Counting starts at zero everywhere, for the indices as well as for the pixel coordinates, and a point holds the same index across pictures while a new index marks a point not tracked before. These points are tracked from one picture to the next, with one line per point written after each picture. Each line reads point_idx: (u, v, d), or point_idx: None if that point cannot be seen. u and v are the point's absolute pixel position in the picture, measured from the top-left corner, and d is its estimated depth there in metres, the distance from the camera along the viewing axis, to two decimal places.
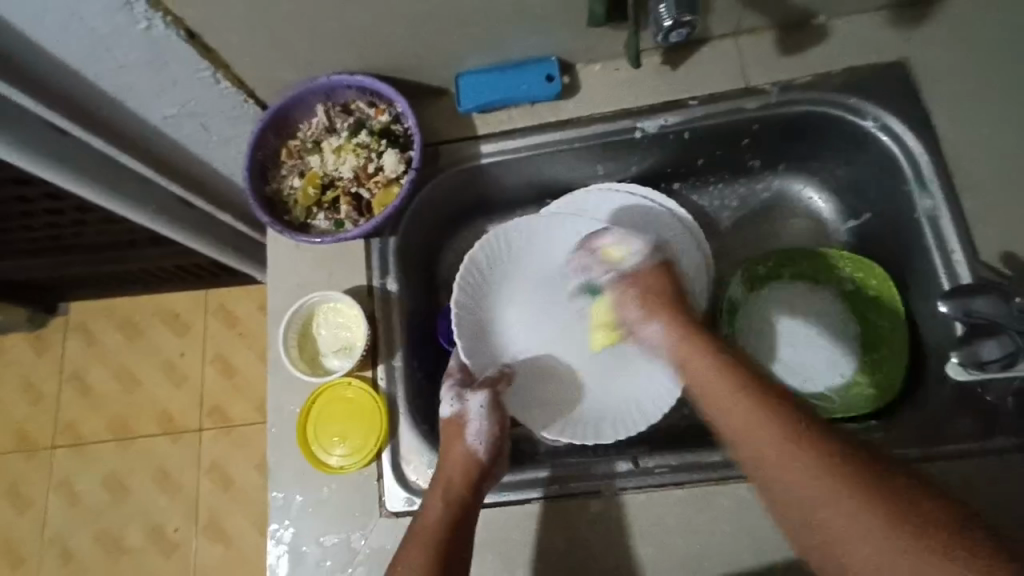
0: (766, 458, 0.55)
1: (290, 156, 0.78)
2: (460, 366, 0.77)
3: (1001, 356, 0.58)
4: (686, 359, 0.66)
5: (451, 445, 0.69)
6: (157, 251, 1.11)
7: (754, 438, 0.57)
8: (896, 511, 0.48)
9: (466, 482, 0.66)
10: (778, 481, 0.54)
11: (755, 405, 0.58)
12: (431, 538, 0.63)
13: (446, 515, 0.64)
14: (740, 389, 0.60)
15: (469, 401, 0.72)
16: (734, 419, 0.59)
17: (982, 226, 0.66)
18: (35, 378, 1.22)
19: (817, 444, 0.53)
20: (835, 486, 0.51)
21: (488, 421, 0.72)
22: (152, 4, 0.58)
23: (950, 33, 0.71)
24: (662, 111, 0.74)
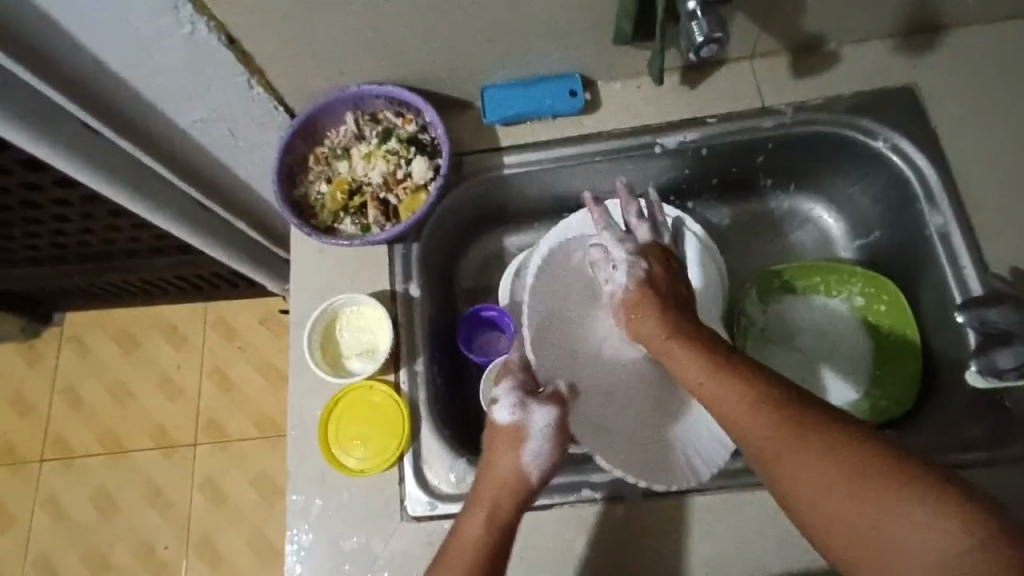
0: (775, 455, 0.52)
1: (318, 162, 0.81)
2: (523, 366, 0.74)
3: (1017, 366, 0.59)
4: (664, 355, 0.63)
5: (500, 458, 0.65)
6: (162, 261, 1.30)
7: (756, 434, 0.53)
8: (895, 487, 0.46)
9: (511, 500, 0.62)
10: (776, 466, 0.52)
11: (756, 399, 0.54)
12: (472, 557, 0.59)
13: (487, 536, 0.60)
14: (735, 381, 0.56)
15: (533, 414, 0.68)
16: (723, 403, 0.56)
17: (988, 241, 0.70)
18: (75, 383, 1.41)
19: (810, 426, 0.51)
20: (834, 459, 0.49)
21: (548, 442, 0.66)
22: (197, 9, 0.64)
23: (955, 60, 0.77)
24: (681, 128, 0.78)
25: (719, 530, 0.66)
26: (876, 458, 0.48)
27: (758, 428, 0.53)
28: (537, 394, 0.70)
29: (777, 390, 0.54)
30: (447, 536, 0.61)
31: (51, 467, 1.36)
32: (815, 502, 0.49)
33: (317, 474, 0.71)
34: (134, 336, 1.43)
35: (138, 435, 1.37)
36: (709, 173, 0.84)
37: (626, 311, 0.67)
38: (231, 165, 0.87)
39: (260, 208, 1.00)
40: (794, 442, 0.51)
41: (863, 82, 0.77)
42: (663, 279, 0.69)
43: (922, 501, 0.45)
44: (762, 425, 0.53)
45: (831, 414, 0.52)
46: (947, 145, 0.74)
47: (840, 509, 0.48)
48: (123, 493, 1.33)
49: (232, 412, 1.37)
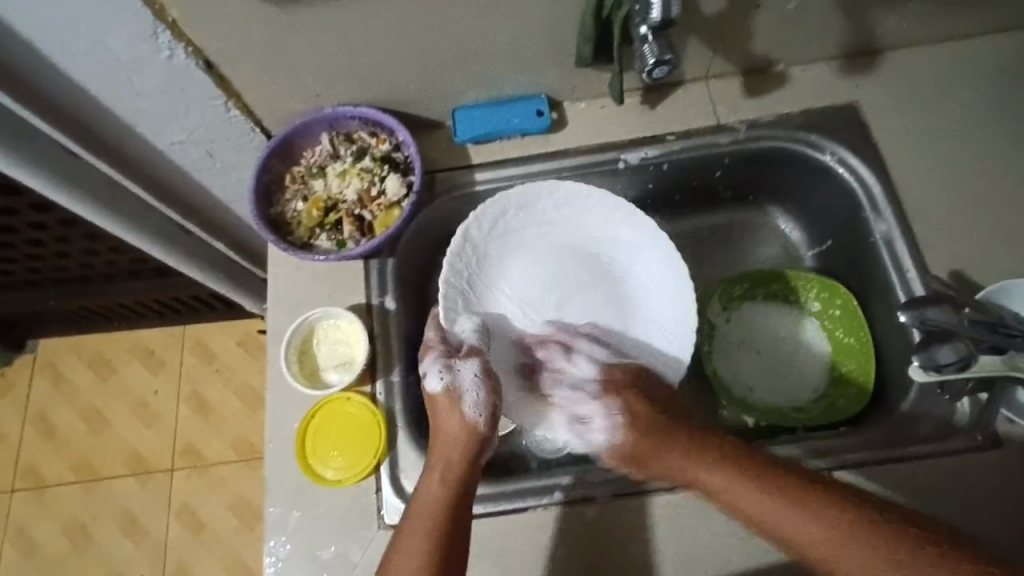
0: (815, 549, 0.58)
1: (294, 181, 0.84)
2: (440, 338, 0.74)
3: (956, 360, 0.62)
4: (675, 469, 0.67)
5: (445, 421, 0.70)
6: (138, 284, 1.30)
7: (793, 532, 0.59)
8: (924, 558, 0.54)
9: (462, 455, 0.68)
10: (828, 559, 0.58)
11: (779, 496, 0.60)
12: (433, 518, 0.63)
13: (445, 494, 0.65)
14: (753, 481, 0.62)
15: (460, 372, 0.71)
16: (762, 513, 0.61)
17: (927, 246, 0.75)
18: (47, 410, 1.39)
19: (836, 513, 0.58)
20: (868, 546, 0.56)
21: (482, 390, 0.71)
22: (176, 35, 0.66)
23: (892, 79, 0.83)
24: (643, 144, 0.82)
25: (686, 529, 0.69)
26: (898, 533, 0.56)
27: (802, 531, 0.59)
28: (459, 354, 0.73)
29: (790, 482, 0.61)
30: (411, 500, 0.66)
31: (22, 498, 1.34)
32: None
33: (295, 486, 0.72)
34: (109, 361, 1.42)
35: (112, 462, 1.35)
36: (671, 188, 0.88)
37: (629, 458, 0.69)
38: (209, 185, 0.89)
39: (238, 228, 1.02)
40: (841, 532, 0.57)
41: (810, 100, 0.83)
42: (641, 407, 0.70)
43: (939, 566, 0.54)
44: (802, 523, 0.59)
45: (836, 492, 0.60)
46: (889, 158, 0.79)
47: None
48: (96, 522, 1.31)
49: (209, 436, 1.36)
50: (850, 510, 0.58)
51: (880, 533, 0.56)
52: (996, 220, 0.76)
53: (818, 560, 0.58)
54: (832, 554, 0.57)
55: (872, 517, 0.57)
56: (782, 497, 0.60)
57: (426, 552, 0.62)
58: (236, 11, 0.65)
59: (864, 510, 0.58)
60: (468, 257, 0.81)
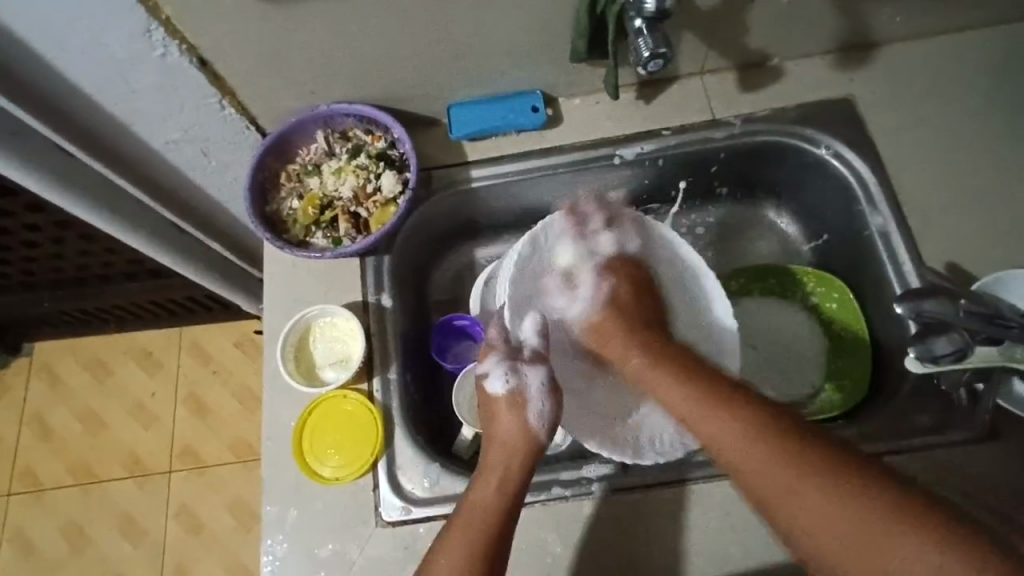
0: (751, 470, 0.57)
1: (290, 179, 0.84)
2: (504, 338, 0.75)
3: (952, 351, 0.62)
4: (653, 384, 0.69)
5: (505, 423, 0.71)
6: (134, 286, 1.29)
7: (738, 454, 0.59)
8: (848, 488, 0.52)
9: (520, 463, 0.68)
10: (743, 471, 0.58)
11: (731, 416, 0.61)
12: (488, 523, 0.63)
13: (501, 501, 0.64)
14: (712, 398, 0.63)
15: (527, 377, 0.72)
16: (699, 417, 0.63)
17: (923, 239, 0.75)
18: (43, 413, 1.39)
19: (779, 436, 0.57)
20: (800, 473, 0.54)
21: (547, 400, 0.72)
22: (169, 32, 0.66)
23: (886, 72, 0.83)
24: (638, 140, 0.82)
25: (684, 524, 0.69)
26: (833, 463, 0.54)
27: (727, 432, 0.60)
28: (524, 357, 0.74)
29: (746, 400, 0.61)
30: (464, 500, 0.65)
31: (19, 501, 1.33)
32: (803, 520, 0.53)
33: (292, 484, 0.72)
34: (105, 363, 1.42)
35: (109, 464, 1.35)
36: (667, 183, 0.88)
37: (602, 342, 0.78)
38: (205, 185, 0.88)
39: (234, 228, 1.02)
40: (766, 444, 0.57)
41: (805, 95, 0.83)
42: (627, 296, 0.79)
43: (869, 498, 0.51)
44: (730, 433, 0.60)
45: (788, 418, 0.59)
46: (884, 152, 0.79)
47: (810, 516, 0.53)
48: (93, 525, 1.31)
49: (206, 437, 1.35)
50: (779, 431, 0.58)
51: (811, 470, 0.54)
52: (992, 212, 0.76)
53: (735, 469, 0.59)
54: (750, 467, 0.57)
55: (800, 442, 0.56)
56: (735, 415, 0.61)
57: (476, 556, 0.60)
58: (230, 8, 0.65)
59: (800, 437, 0.57)
60: (535, 261, 0.81)
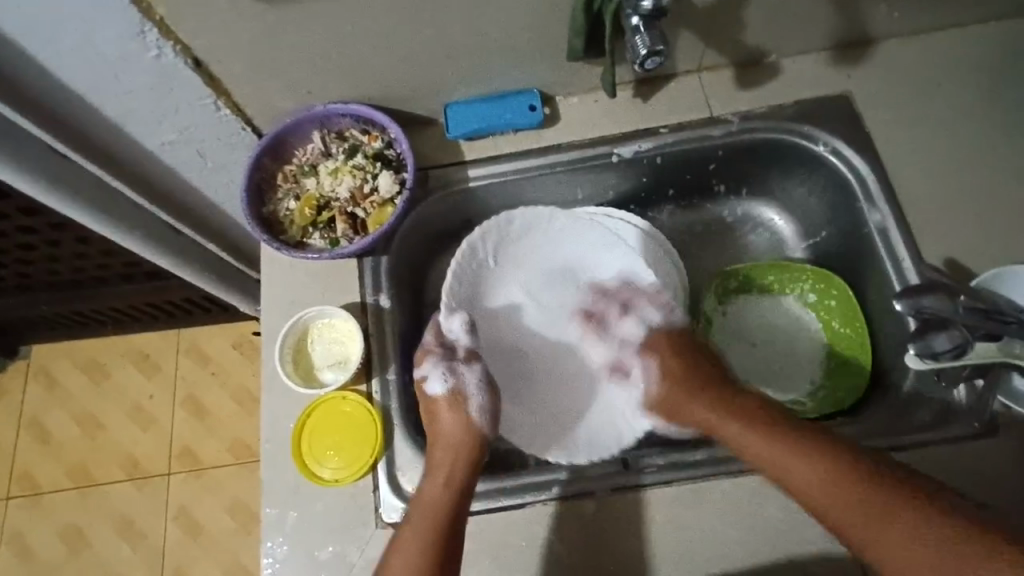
0: (829, 505, 0.62)
1: (286, 180, 0.83)
2: (438, 340, 0.75)
3: (952, 347, 0.61)
4: (715, 422, 0.71)
5: (447, 423, 0.71)
6: (131, 288, 1.29)
7: (813, 489, 0.63)
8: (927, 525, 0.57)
9: (465, 460, 0.69)
10: (833, 515, 0.61)
11: (803, 453, 0.64)
12: (438, 520, 0.65)
13: (447, 496, 0.66)
14: (781, 434, 0.66)
15: (464, 375, 0.74)
16: (768, 454, 0.66)
17: (921, 235, 0.75)
18: (40, 416, 1.38)
19: (854, 474, 0.61)
20: (878, 509, 0.59)
21: (485, 395, 0.75)
22: (163, 33, 0.66)
23: (883, 69, 0.83)
24: (635, 138, 0.82)
25: (684, 522, 0.68)
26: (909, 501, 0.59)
27: (814, 481, 0.63)
28: (460, 356, 0.75)
29: (815, 437, 0.65)
30: (416, 496, 0.67)
31: (17, 505, 1.33)
32: (888, 552, 0.58)
33: (291, 486, 0.72)
34: (103, 366, 1.41)
35: (108, 467, 1.34)
36: (665, 181, 0.88)
37: (656, 404, 0.76)
38: (201, 185, 0.88)
39: (231, 229, 1.02)
40: (831, 473, 0.62)
41: (802, 92, 0.83)
42: (678, 365, 0.75)
43: (951, 537, 0.56)
44: (813, 474, 0.63)
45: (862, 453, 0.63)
46: (881, 148, 0.79)
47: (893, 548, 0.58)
48: (92, 528, 1.30)
49: (205, 439, 1.35)
50: (857, 475, 0.61)
51: (895, 507, 0.59)
52: (990, 208, 0.76)
53: (814, 506, 0.63)
54: (842, 515, 0.61)
55: (881, 483, 0.60)
56: (806, 452, 0.64)
57: (428, 548, 0.63)
58: (225, 8, 0.65)
59: (879, 479, 0.61)
60: (471, 263, 0.83)
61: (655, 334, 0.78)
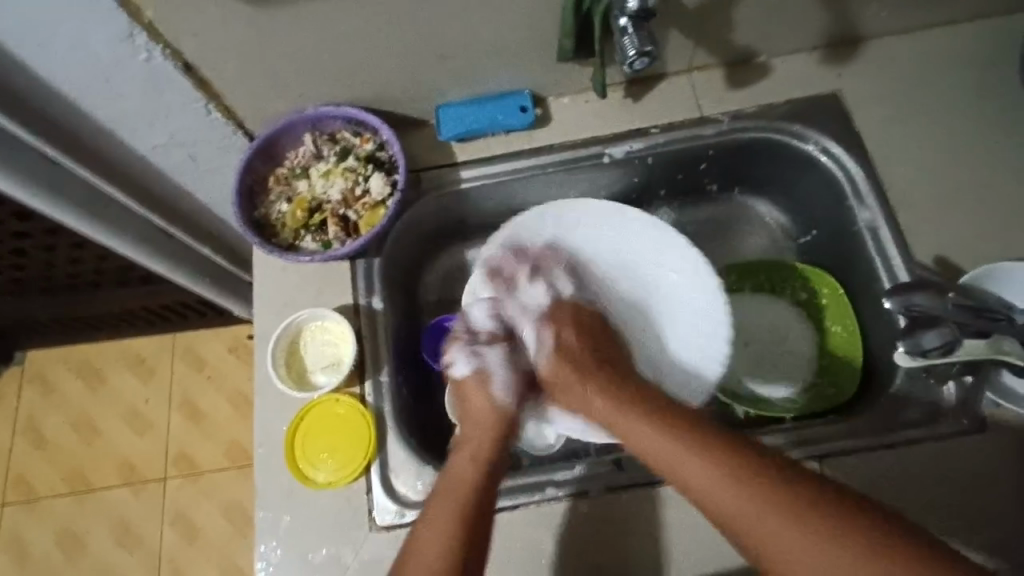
0: (722, 505, 0.60)
1: (278, 182, 0.83)
2: (466, 327, 0.79)
3: (941, 344, 0.61)
4: (614, 419, 0.70)
5: (475, 402, 0.75)
6: (125, 292, 1.29)
7: (707, 491, 0.62)
8: (813, 521, 0.57)
9: (491, 436, 0.72)
10: (716, 505, 0.61)
11: (697, 455, 0.63)
12: (466, 494, 0.65)
13: (474, 469, 0.68)
14: (675, 439, 0.65)
15: (487, 356, 0.77)
16: (665, 456, 0.65)
17: (912, 233, 0.75)
18: (36, 423, 1.38)
19: (746, 475, 0.60)
20: (766, 508, 0.58)
21: (510, 373, 0.77)
22: (153, 37, 0.66)
23: (872, 67, 0.83)
24: (627, 138, 0.82)
25: (678, 522, 0.69)
26: (799, 498, 0.58)
27: (699, 471, 0.62)
28: (482, 339, 0.78)
29: (708, 436, 0.64)
30: (444, 476, 0.67)
31: (13, 511, 1.32)
32: (777, 551, 0.57)
33: (285, 490, 0.72)
34: (98, 370, 1.41)
35: (104, 472, 1.34)
36: (657, 181, 0.88)
37: (552, 378, 0.76)
38: (194, 189, 0.88)
39: (225, 233, 1.02)
40: (729, 476, 0.61)
41: (792, 91, 0.83)
42: (576, 344, 0.76)
43: (834, 532, 0.56)
44: (699, 465, 0.63)
45: (755, 450, 0.63)
46: (871, 146, 0.80)
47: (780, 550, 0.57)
48: (89, 533, 1.30)
49: (201, 443, 1.35)
50: (742, 465, 0.61)
51: (781, 503, 0.58)
52: (979, 206, 0.76)
53: (711, 512, 0.61)
54: (722, 501, 0.61)
55: (767, 474, 0.60)
56: (700, 452, 0.63)
57: (462, 523, 0.63)
58: (214, 13, 0.65)
59: (762, 471, 0.60)
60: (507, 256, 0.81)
61: (559, 306, 0.79)
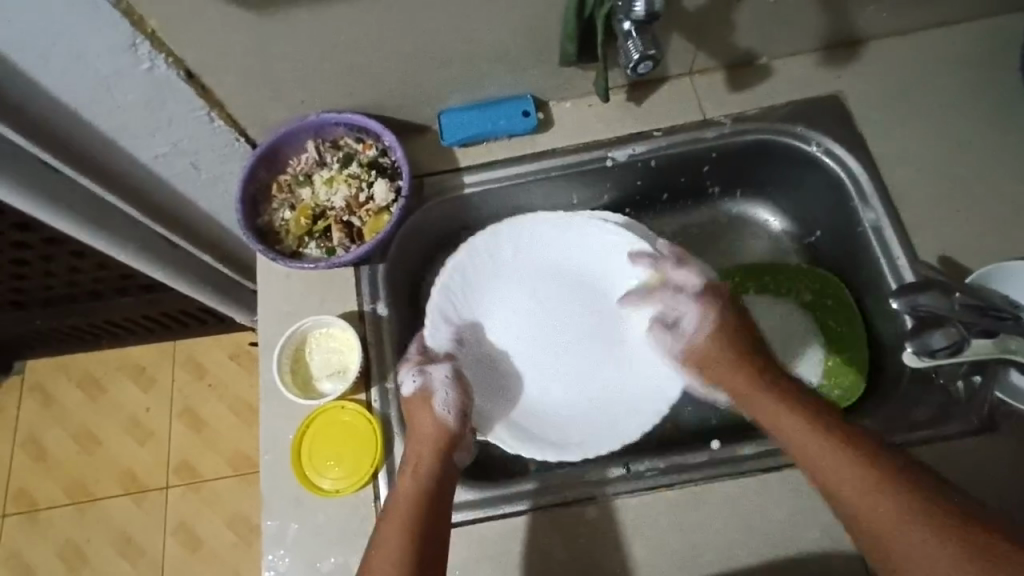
0: (851, 497, 0.60)
1: (281, 190, 0.83)
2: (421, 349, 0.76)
3: (948, 345, 0.62)
4: (758, 402, 0.70)
5: (417, 420, 0.71)
6: (126, 301, 1.28)
7: (840, 480, 0.61)
8: (942, 523, 0.55)
9: (433, 451, 0.68)
10: (846, 506, 0.60)
11: (836, 443, 0.63)
12: (410, 515, 0.64)
13: (416, 489, 0.66)
14: (817, 424, 0.65)
15: (432, 373, 0.73)
16: (805, 440, 0.64)
17: (916, 233, 0.75)
18: (36, 434, 1.37)
19: (877, 467, 0.60)
20: (895, 503, 0.57)
21: (453, 389, 0.74)
22: (155, 46, 0.66)
23: (872, 68, 0.83)
24: (630, 142, 0.82)
25: (687, 525, 0.69)
26: (929, 497, 0.57)
27: (829, 469, 0.62)
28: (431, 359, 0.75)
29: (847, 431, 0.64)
30: (398, 491, 0.66)
31: (14, 522, 1.31)
32: (902, 545, 0.56)
33: (291, 498, 0.71)
34: (99, 380, 1.40)
35: (106, 482, 1.33)
36: (661, 184, 0.88)
37: (699, 364, 0.75)
38: (196, 197, 0.88)
39: (227, 241, 1.01)
40: (864, 468, 0.60)
41: (793, 93, 0.83)
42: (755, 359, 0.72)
43: (951, 537, 0.55)
44: (828, 462, 0.62)
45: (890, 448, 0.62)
46: (873, 147, 0.80)
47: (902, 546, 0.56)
48: (92, 544, 1.29)
49: (204, 451, 1.34)
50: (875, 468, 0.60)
51: (914, 499, 0.57)
52: (982, 205, 0.76)
53: (840, 501, 0.61)
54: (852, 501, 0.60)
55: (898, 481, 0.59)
56: (840, 440, 0.63)
57: (410, 533, 0.63)
58: (216, 21, 0.65)
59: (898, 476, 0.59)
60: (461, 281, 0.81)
61: (714, 287, 0.76)
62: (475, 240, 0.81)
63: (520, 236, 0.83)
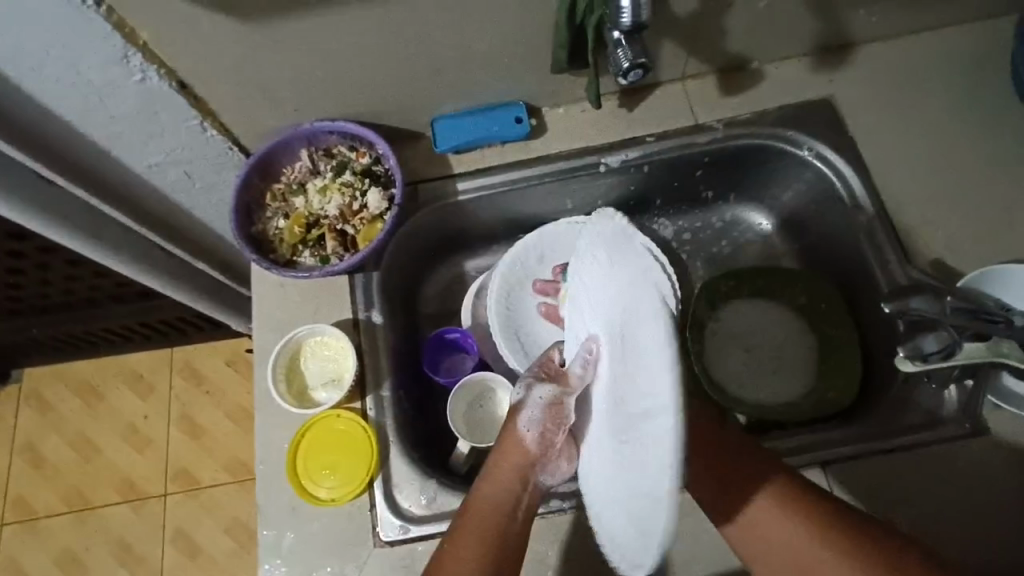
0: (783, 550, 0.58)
1: (275, 199, 0.83)
2: (475, 378, 0.80)
3: (940, 349, 0.62)
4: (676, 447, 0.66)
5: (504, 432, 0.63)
6: (122, 309, 1.28)
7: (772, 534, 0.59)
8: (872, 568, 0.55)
9: (524, 470, 0.61)
10: (769, 538, 0.59)
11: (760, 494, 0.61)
12: (492, 533, 0.59)
13: (500, 506, 0.60)
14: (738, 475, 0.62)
15: (533, 390, 0.61)
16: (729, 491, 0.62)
17: (909, 236, 0.76)
18: (34, 442, 1.37)
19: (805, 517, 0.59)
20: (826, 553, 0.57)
21: (545, 413, 0.60)
22: (147, 57, 0.66)
23: (863, 72, 0.84)
24: (623, 147, 0.83)
25: (683, 531, 0.69)
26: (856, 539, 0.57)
27: (750, 499, 0.61)
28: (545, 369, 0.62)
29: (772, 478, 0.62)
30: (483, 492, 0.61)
31: (12, 531, 1.31)
32: None
33: (287, 506, 0.71)
34: (97, 388, 1.40)
35: (103, 490, 1.33)
36: (654, 189, 0.89)
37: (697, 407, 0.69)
38: (191, 206, 0.88)
39: (223, 249, 1.02)
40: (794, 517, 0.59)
41: (785, 97, 0.83)
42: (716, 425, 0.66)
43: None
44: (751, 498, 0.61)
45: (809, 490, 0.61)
46: (865, 150, 0.80)
47: None
48: (90, 552, 1.29)
49: (201, 458, 1.34)
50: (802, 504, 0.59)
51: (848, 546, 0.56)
52: (974, 208, 0.77)
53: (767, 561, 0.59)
54: (777, 534, 0.59)
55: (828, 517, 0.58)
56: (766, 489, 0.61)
57: (487, 547, 0.58)
58: (209, 32, 0.65)
59: (821, 512, 0.59)
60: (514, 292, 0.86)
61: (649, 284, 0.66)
62: (510, 251, 0.85)
63: (548, 242, 0.87)
